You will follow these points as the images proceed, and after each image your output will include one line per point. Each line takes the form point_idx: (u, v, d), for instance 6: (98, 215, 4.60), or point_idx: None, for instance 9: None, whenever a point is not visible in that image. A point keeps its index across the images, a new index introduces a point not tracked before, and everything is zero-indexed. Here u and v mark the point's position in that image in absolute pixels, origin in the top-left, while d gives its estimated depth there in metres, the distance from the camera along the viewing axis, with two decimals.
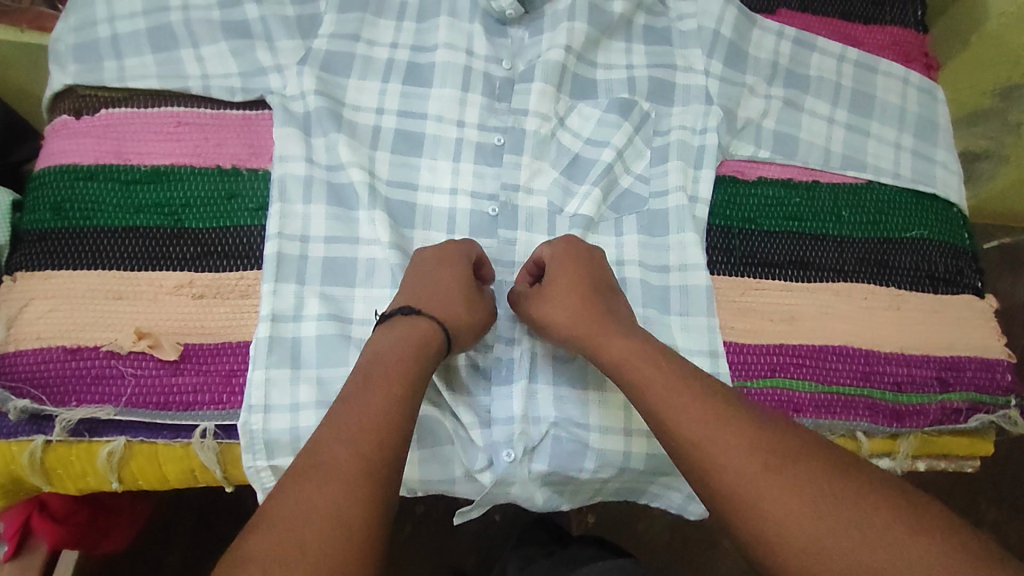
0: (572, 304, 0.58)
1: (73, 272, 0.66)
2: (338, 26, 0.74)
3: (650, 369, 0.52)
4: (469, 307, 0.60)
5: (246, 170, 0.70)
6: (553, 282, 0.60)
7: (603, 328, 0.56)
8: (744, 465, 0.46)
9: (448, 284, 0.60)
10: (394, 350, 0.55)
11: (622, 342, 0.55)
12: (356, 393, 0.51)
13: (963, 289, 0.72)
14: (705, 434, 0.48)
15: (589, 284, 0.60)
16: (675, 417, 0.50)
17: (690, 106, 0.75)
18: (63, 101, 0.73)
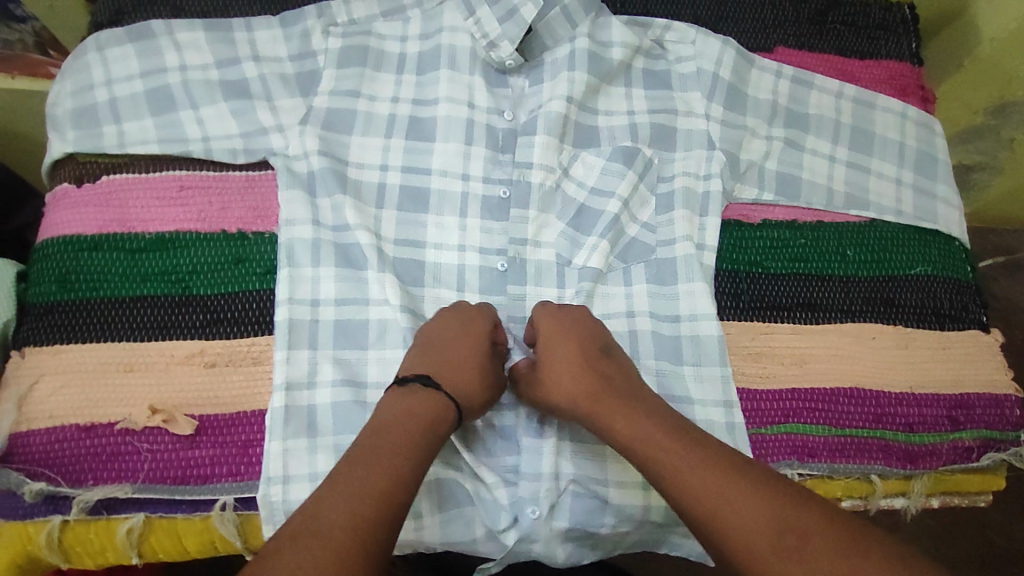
0: (581, 372, 0.60)
1: (81, 346, 0.65)
2: (338, 82, 0.74)
3: (661, 444, 0.54)
4: (479, 378, 0.61)
5: (252, 234, 0.70)
6: (558, 355, 0.61)
7: (613, 398, 0.58)
8: (742, 520, 0.48)
9: (460, 352, 0.61)
10: (410, 423, 0.55)
11: (630, 409, 0.57)
12: (360, 456, 0.51)
13: (968, 324, 0.74)
14: (706, 490, 0.50)
15: (595, 352, 0.62)
16: (676, 477, 0.52)
17: (692, 152, 0.76)
18: (63, 169, 0.72)
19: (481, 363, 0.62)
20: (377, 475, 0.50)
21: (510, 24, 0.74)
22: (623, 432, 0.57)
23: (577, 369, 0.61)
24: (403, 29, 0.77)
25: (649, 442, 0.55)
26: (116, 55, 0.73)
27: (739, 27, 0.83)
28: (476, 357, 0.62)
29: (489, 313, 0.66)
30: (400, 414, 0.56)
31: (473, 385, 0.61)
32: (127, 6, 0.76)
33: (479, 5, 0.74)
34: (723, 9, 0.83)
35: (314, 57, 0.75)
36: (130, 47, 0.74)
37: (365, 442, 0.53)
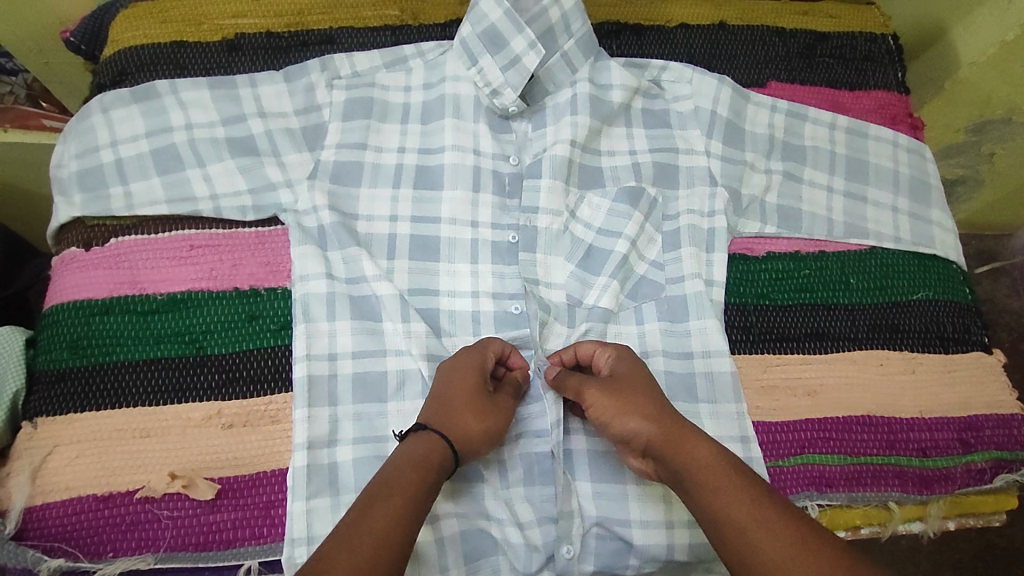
0: (644, 400, 0.58)
1: (96, 413, 0.64)
2: (344, 135, 0.75)
3: (715, 468, 0.54)
4: (479, 419, 0.59)
5: (264, 290, 0.70)
6: (622, 385, 0.60)
7: (672, 425, 0.57)
8: (786, 549, 0.49)
9: (462, 392, 0.60)
10: (412, 468, 0.54)
11: (688, 435, 0.56)
12: (376, 498, 0.51)
13: (972, 346, 0.76)
14: (754, 518, 0.50)
15: (652, 383, 0.61)
16: (722, 501, 0.52)
17: (695, 189, 0.77)
18: (71, 233, 0.72)
19: (482, 402, 0.60)
20: (388, 525, 0.50)
21: (514, 73, 0.76)
22: (678, 457, 0.55)
23: (638, 398, 0.58)
24: (406, 79, 0.79)
25: (701, 469, 0.54)
26: (120, 116, 0.74)
27: (732, 63, 0.86)
28: (476, 396, 0.60)
29: (494, 349, 0.64)
30: (399, 459, 0.54)
31: (472, 426, 0.58)
32: (130, 67, 0.78)
33: (481, 54, 0.76)
34: (715, 48, 0.87)
35: (319, 110, 0.76)
36: (135, 108, 0.74)
37: (377, 486, 0.52)
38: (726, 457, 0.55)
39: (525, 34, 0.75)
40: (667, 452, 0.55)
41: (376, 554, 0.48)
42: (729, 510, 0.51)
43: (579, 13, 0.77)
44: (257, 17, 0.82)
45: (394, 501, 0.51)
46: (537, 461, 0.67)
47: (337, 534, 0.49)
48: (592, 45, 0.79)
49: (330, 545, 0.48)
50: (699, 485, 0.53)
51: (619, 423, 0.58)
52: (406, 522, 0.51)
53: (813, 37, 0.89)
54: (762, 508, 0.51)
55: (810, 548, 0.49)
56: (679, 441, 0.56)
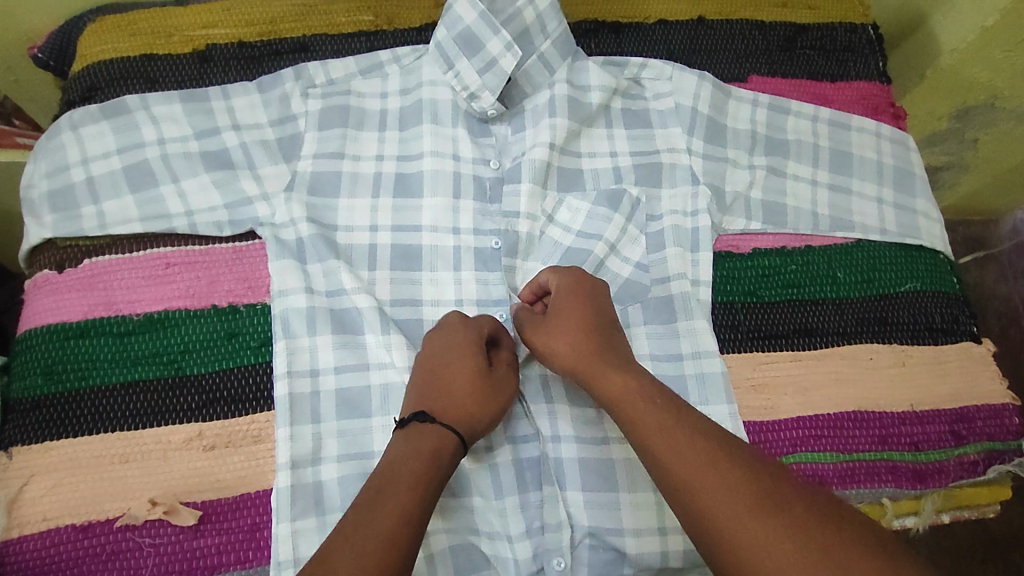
0: (575, 330, 0.59)
1: (73, 440, 0.63)
2: (320, 145, 0.74)
3: (623, 387, 0.55)
4: (482, 400, 0.58)
5: (243, 307, 0.69)
6: (555, 314, 0.60)
7: (598, 352, 0.57)
8: (691, 466, 0.48)
9: (462, 377, 0.58)
10: (423, 460, 0.52)
11: (609, 364, 0.57)
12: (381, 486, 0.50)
13: (961, 336, 0.76)
14: (656, 428, 0.51)
15: (589, 311, 0.60)
16: (636, 422, 0.52)
17: (678, 188, 0.76)
18: (43, 254, 0.70)
19: (482, 382, 0.59)
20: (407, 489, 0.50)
21: (491, 76, 0.75)
22: (599, 386, 0.56)
23: (569, 327, 0.59)
24: (382, 85, 0.78)
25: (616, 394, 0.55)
26: (90, 133, 0.72)
27: (713, 58, 0.85)
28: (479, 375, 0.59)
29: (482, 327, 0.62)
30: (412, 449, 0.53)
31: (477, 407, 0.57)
32: (100, 82, 0.76)
33: (457, 57, 0.75)
34: (696, 43, 0.86)
35: (294, 120, 0.75)
36: (106, 124, 0.73)
37: (393, 457, 0.52)
38: (647, 382, 0.55)
39: (501, 36, 0.74)
40: (590, 384, 0.57)
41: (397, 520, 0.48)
42: (675, 470, 0.49)
43: (554, 13, 0.76)
44: (227, 27, 0.80)
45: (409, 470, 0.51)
46: (530, 465, 0.66)
47: (353, 510, 0.48)
48: (570, 45, 0.78)
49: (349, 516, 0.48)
50: (647, 448, 0.51)
51: (551, 355, 0.59)
52: (424, 482, 0.50)
53: (794, 29, 0.88)
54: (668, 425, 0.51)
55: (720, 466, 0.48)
56: (630, 404, 0.53)
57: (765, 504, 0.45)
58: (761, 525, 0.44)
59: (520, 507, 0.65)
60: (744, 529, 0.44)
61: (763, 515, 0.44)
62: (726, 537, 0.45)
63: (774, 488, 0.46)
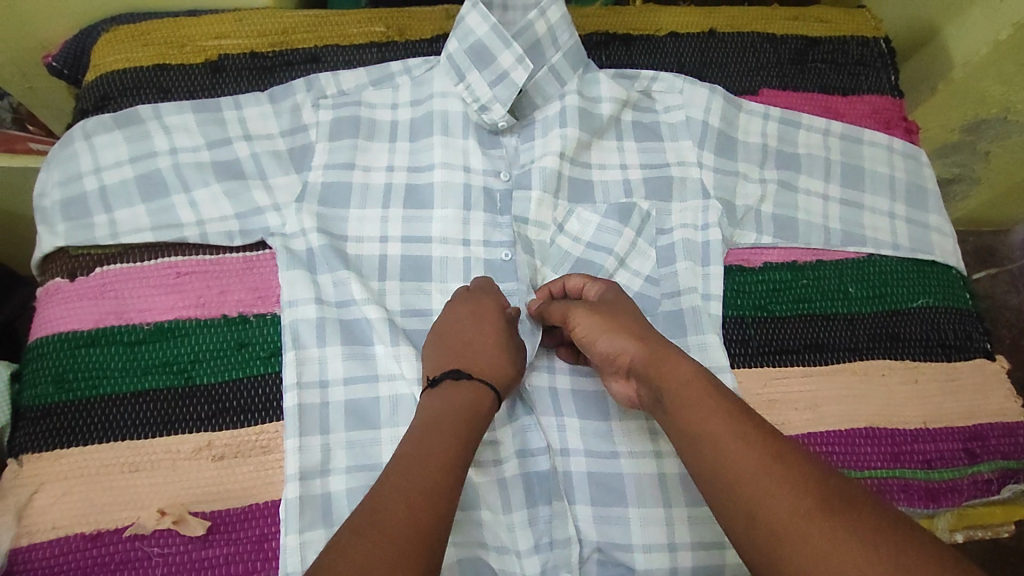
0: (633, 325, 0.60)
1: (83, 449, 0.63)
2: (331, 155, 0.74)
3: (684, 376, 0.54)
4: (502, 358, 0.61)
5: (253, 316, 0.69)
6: (606, 308, 0.62)
7: (656, 345, 0.58)
8: (751, 460, 0.48)
9: (478, 339, 0.61)
10: (459, 412, 0.55)
11: (669, 354, 0.57)
12: (421, 439, 0.52)
13: (974, 353, 0.75)
14: (718, 418, 0.51)
15: (639, 314, 0.62)
16: (695, 412, 0.52)
17: (688, 202, 0.76)
18: (55, 263, 0.70)
19: (500, 342, 0.62)
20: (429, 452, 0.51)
21: (502, 88, 0.75)
22: (657, 375, 0.56)
23: (625, 322, 0.60)
24: (393, 96, 0.78)
25: (679, 381, 0.54)
26: (104, 142, 0.73)
27: (724, 70, 0.86)
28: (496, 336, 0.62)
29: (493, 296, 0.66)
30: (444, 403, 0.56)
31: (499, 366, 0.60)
32: (113, 92, 0.77)
33: (468, 69, 0.75)
34: (706, 55, 0.86)
35: (305, 131, 0.75)
36: (119, 134, 0.73)
37: (417, 428, 0.53)
38: (707, 375, 0.55)
39: (513, 49, 0.74)
40: (646, 372, 0.57)
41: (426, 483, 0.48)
42: (733, 464, 0.48)
43: (566, 26, 0.76)
44: (240, 38, 0.81)
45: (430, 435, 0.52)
46: (538, 479, 0.66)
47: (387, 473, 0.49)
48: (581, 57, 0.78)
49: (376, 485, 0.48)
50: (706, 441, 0.50)
51: (602, 343, 0.60)
52: (463, 432, 0.53)
53: (804, 43, 0.88)
54: (729, 418, 0.51)
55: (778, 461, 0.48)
56: (691, 396, 0.53)
57: (828, 503, 0.45)
58: (824, 523, 0.44)
59: (529, 522, 0.64)
60: (807, 526, 0.44)
61: (827, 514, 0.44)
62: (786, 533, 0.44)
63: (837, 489, 0.46)
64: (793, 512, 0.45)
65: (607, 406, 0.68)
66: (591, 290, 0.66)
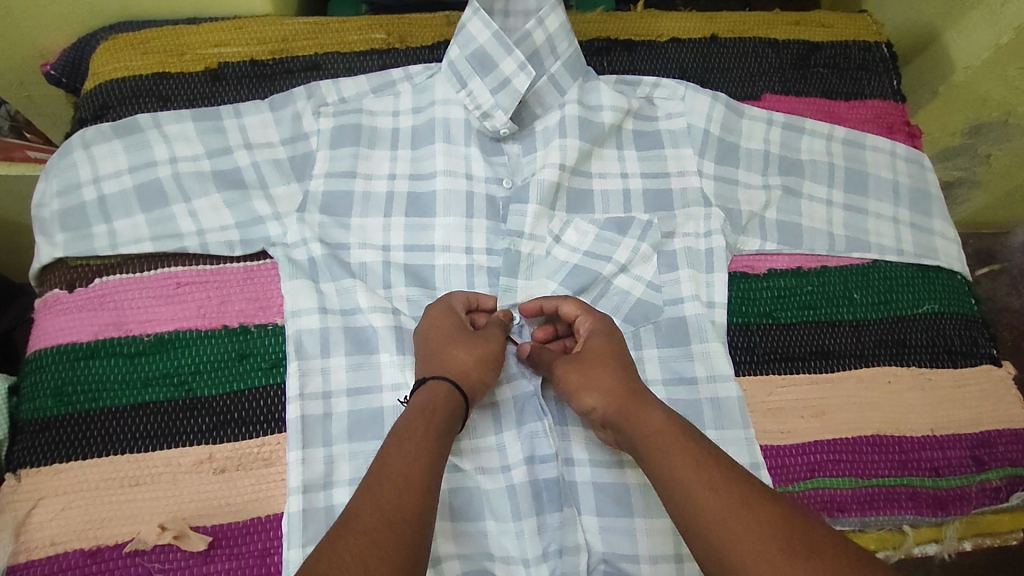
0: (606, 374, 0.60)
1: (83, 463, 0.62)
2: (333, 163, 0.74)
3: (655, 427, 0.55)
4: (470, 354, 0.61)
5: (254, 327, 0.68)
6: (587, 352, 0.62)
7: (628, 394, 0.58)
8: (722, 510, 0.48)
9: (445, 339, 0.61)
10: (423, 415, 0.54)
11: (640, 404, 0.57)
12: (391, 451, 0.51)
13: (981, 359, 0.74)
14: (689, 469, 0.51)
15: (619, 356, 0.62)
16: (668, 463, 0.53)
17: (690, 210, 0.76)
18: (53, 274, 0.70)
19: (466, 340, 0.62)
20: (405, 467, 0.50)
21: (504, 95, 0.75)
22: (630, 425, 0.57)
23: (600, 370, 0.60)
24: (395, 104, 0.77)
25: (652, 432, 0.55)
26: (102, 152, 0.72)
27: (726, 76, 0.86)
28: (458, 333, 0.62)
29: (459, 298, 0.66)
30: (407, 411, 0.55)
31: (465, 363, 0.60)
32: (112, 101, 0.76)
33: (471, 77, 0.75)
34: (708, 61, 0.86)
35: (306, 139, 0.74)
36: (117, 143, 0.73)
37: (390, 439, 0.53)
38: (679, 424, 0.56)
39: (514, 55, 0.74)
40: (620, 422, 0.58)
41: (400, 498, 0.48)
42: (706, 513, 0.49)
43: (565, 35, 0.76)
44: (239, 45, 0.80)
45: (406, 449, 0.51)
46: (546, 489, 0.65)
47: (363, 488, 0.49)
48: (580, 66, 0.78)
49: (355, 503, 0.48)
50: (678, 492, 0.51)
51: (579, 397, 0.60)
52: (432, 434, 0.53)
53: (807, 47, 0.88)
54: (705, 466, 0.51)
55: (749, 507, 0.48)
56: (664, 445, 0.54)
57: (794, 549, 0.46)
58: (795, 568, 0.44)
59: (537, 531, 0.63)
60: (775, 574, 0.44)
61: (795, 561, 0.45)
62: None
63: (806, 530, 0.47)
64: (767, 559, 0.45)
65: None
66: (583, 325, 0.65)
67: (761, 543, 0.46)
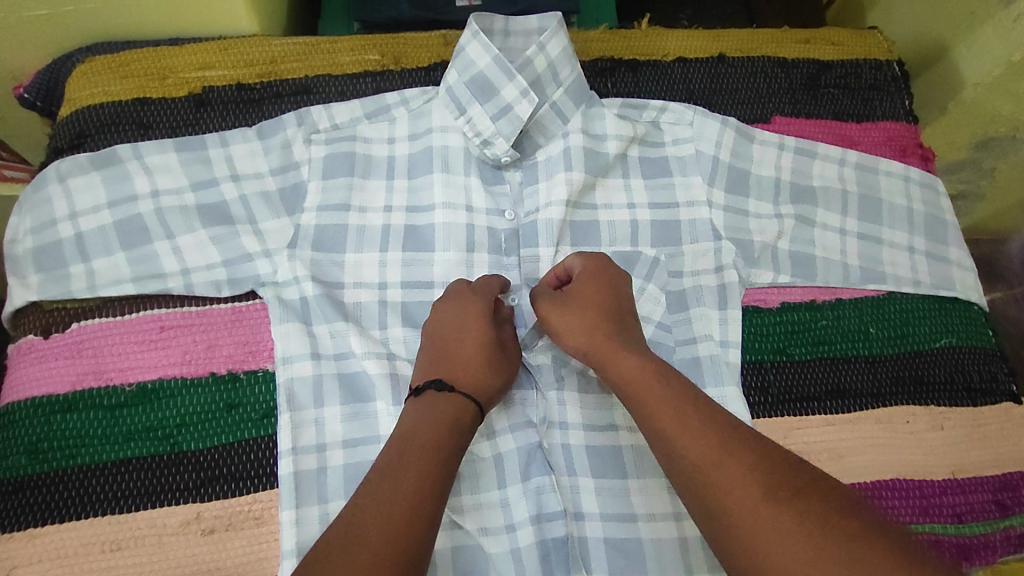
0: (591, 313, 0.60)
1: (60, 527, 0.58)
2: (324, 195, 0.70)
3: (637, 370, 0.55)
4: (477, 357, 0.59)
5: (244, 374, 0.64)
6: (576, 293, 0.62)
7: (610, 338, 0.58)
8: (700, 455, 0.48)
9: (447, 342, 0.59)
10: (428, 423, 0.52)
11: (620, 350, 0.57)
12: (394, 455, 0.50)
13: (1000, 396, 0.72)
14: (672, 415, 0.51)
15: (608, 296, 0.61)
16: (647, 409, 0.53)
17: (699, 242, 0.73)
18: (27, 318, 0.65)
19: (471, 340, 0.59)
20: (410, 465, 0.49)
21: (505, 121, 0.71)
22: (610, 369, 0.57)
23: (587, 309, 0.60)
24: (389, 130, 0.73)
25: (631, 379, 0.55)
26: (79, 185, 0.68)
27: (735, 98, 0.82)
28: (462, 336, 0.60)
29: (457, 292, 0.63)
30: (413, 416, 0.53)
31: (473, 368, 0.58)
32: (89, 129, 0.72)
33: (469, 103, 0.72)
34: (716, 82, 0.83)
35: (297, 168, 0.70)
36: (95, 175, 0.68)
37: (394, 442, 0.51)
38: (657, 369, 0.55)
39: (516, 81, 0.70)
40: (600, 363, 0.58)
41: (405, 495, 0.47)
42: (684, 456, 0.49)
43: (566, 59, 0.72)
44: (224, 68, 0.76)
45: (412, 448, 0.50)
46: (555, 547, 0.62)
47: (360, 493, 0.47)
48: (584, 93, 0.75)
49: (352, 506, 0.46)
50: (658, 438, 0.51)
51: (563, 334, 0.61)
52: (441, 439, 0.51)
53: (817, 66, 0.85)
54: (681, 410, 0.51)
55: (728, 449, 0.48)
56: (641, 391, 0.54)
57: (778, 495, 0.45)
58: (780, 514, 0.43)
59: None
60: (751, 513, 0.44)
61: (769, 501, 0.44)
62: (733, 520, 0.45)
63: (788, 477, 0.46)
64: (744, 501, 0.45)
65: (623, 462, 0.65)
66: (574, 264, 0.65)
67: (739, 486, 0.46)
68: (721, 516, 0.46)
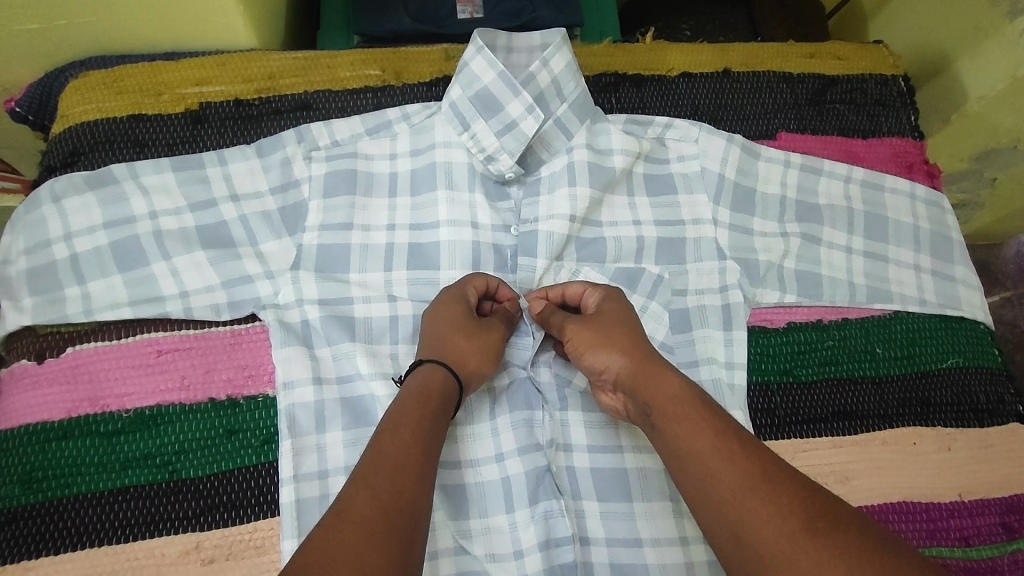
0: (621, 337, 0.58)
1: (56, 559, 0.57)
2: (327, 214, 0.68)
3: (672, 393, 0.53)
4: (472, 342, 0.59)
5: (243, 399, 0.63)
6: (602, 320, 0.60)
7: (644, 360, 0.56)
8: (736, 483, 0.46)
9: (445, 321, 0.59)
10: (410, 407, 0.52)
11: (659, 370, 0.55)
12: (385, 440, 0.49)
13: (1007, 417, 0.72)
14: (712, 439, 0.49)
15: (632, 324, 0.60)
16: (682, 430, 0.51)
17: (704, 261, 0.72)
18: (21, 341, 0.64)
19: (469, 326, 0.60)
20: (402, 454, 0.48)
21: (510, 138, 0.70)
22: (644, 391, 0.55)
23: (617, 333, 0.59)
24: (391, 146, 0.72)
25: (668, 398, 0.53)
26: (74, 205, 0.66)
27: (740, 114, 0.82)
28: (464, 319, 0.60)
29: (477, 282, 0.63)
30: (403, 394, 0.54)
31: (467, 352, 0.58)
32: (83, 147, 0.70)
33: (474, 118, 0.71)
34: (721, 97, 0.82)
35: (297, 186, 0.69)
36: (90, 196, 0.66)
37: (384, 426, 0.51)
38: (695, 392, 0.53)
39: (521, 98, 0.69)
40: (632, 388, 0.56)
41: (393, 487, 0.46)
42: (718, 484, 0.47)
43: (571, 75, 0.71)
44: (221, 83, 0.74)
45: (400, 434, 0.50)
46: None
47: (358, 474, 0.47)
48: (589, 108, 0.74)
49: (350, 490, 0.45)
50: (693, 461, 0.49)
51: (591, 357, 0.59)
52: (425, 425, 0.51)
53: (822, 82, 0.84)
54: (719, 433, 0.50)
55: (766, 475, 0.46)
56: (678, 411, 0.52)
57: (814, 526, 0.43)
58: (807, 545, 0.42)
59: None
60: (786, 542, 0.43)
61: (808, 532, 0.43)
62: (767, 552, 0.43)
63: (825, 507, 0.45)
64: (780, 530, 0.43)
65: (628, 486, 0.64)
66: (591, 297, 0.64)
67: (773, 515, 0.44)
68: (754, 547, 0.44)
